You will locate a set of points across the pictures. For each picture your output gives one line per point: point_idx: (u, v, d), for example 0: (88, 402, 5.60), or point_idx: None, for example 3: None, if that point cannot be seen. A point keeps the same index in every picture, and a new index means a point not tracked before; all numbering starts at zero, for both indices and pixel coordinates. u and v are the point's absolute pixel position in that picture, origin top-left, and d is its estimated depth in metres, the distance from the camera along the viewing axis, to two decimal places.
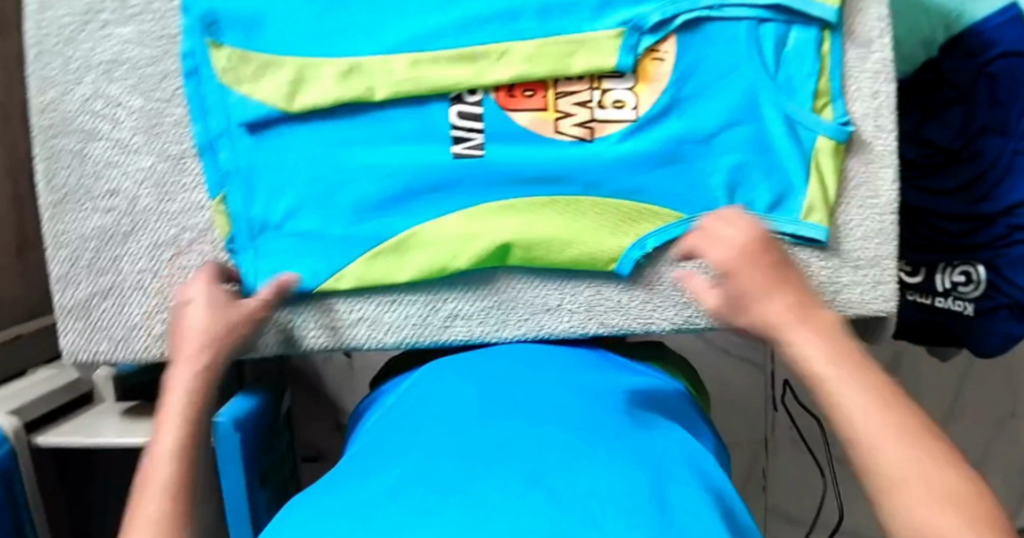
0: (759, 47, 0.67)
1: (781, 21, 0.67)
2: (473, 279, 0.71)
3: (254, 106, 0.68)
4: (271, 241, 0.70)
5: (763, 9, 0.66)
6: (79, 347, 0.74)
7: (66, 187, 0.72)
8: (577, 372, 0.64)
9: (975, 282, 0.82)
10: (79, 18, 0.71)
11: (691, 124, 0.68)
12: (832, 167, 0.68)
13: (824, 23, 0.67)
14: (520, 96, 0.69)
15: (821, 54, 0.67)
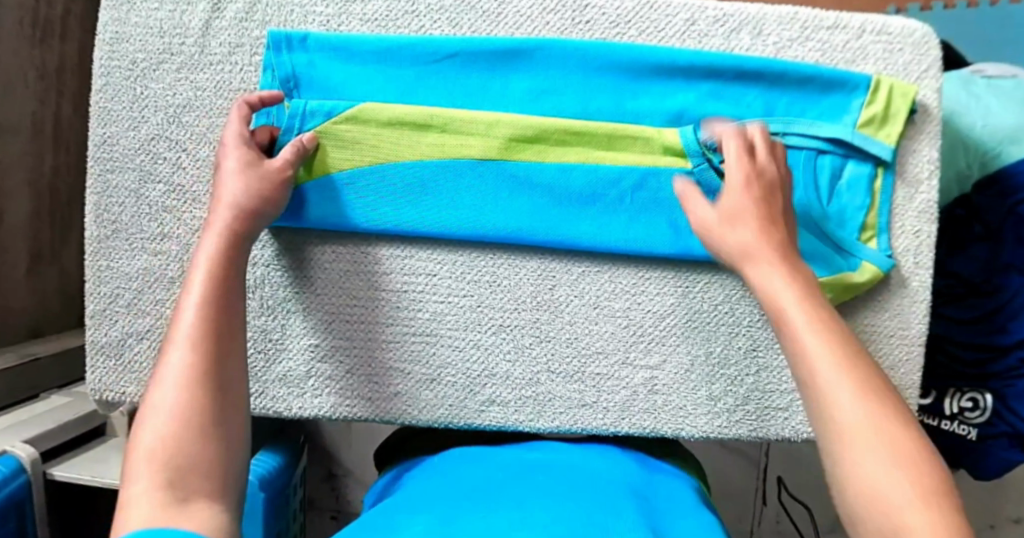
0: (816, 176, 0.70)
1: (839, 153, 0.70)
2: (515, 365, 0.69)
3: (323, 171, 0.67)
4: (308, 299, 0.69)
5: (824, 141, 0.69)
6: (105, 385, 0.72)
7: (117, 223, 0.71)
8: (606, 465, 0.63)
9: (982, 409, 0.85)
10: (156, 57, 0.71)
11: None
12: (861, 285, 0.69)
13: (878, 159, 0.70)
14: (582, 199, 0.68)
15: (872, 188, 0.70)
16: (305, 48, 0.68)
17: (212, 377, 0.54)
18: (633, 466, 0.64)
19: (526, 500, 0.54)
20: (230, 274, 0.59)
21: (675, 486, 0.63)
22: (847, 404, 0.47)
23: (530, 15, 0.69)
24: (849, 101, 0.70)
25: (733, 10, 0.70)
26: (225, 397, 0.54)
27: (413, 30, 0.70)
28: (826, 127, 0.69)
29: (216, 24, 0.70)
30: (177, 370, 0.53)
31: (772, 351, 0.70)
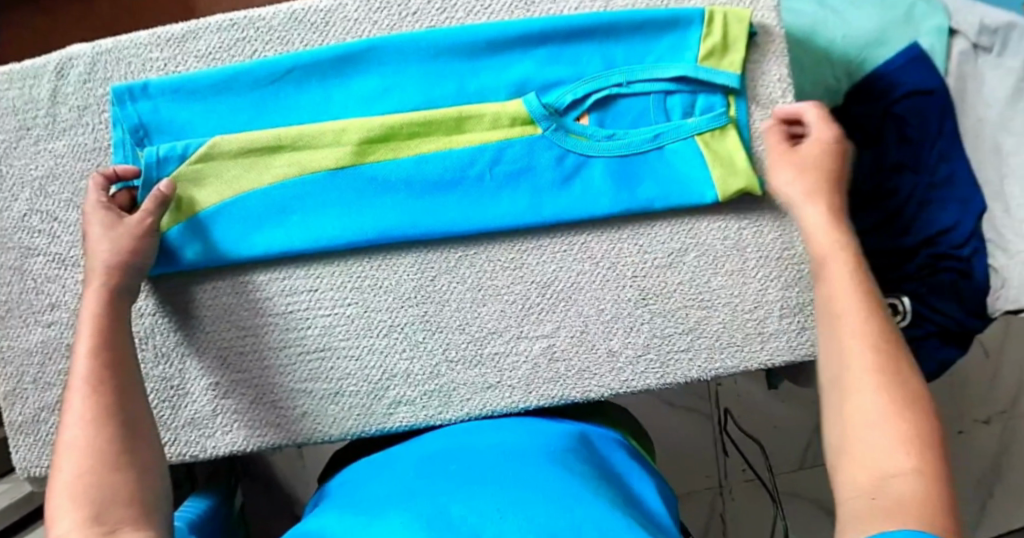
0: (667, 118, 0.70)
1: (687, 90, 0.70)
2: (413, 362, 0.70)
3: (188, 210, 0.68)
4: (199, 338, 0.70)
5: (669, 81, 0.70)
6: (30, 461, 0.74)
7: (8, 302, 0.73)
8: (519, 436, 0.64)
9: (902, 313, 0.82)
10: (12, 134, 0.72)
11: (605, 193, 0.69)
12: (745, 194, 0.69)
13: (727, 89, 0.70)
14: (443, 183, 0.69)
15: (728, 117, 0.70)
16: (146, 95, 0.69)
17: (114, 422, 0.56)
18: (546, 430, 0.65)
19: (450, 487, 0.54)
20: (115, 323, 0.61)
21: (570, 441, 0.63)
22: (847, 295, 0.57)
23: (357, 18, 0.70)
24: (686, 37, 0.70)
25: None
26: (132, 437, 0.56)
27: (249, 56, 0.70)
28: (669, 68, 0.70)
29: (63, 90, 0.72)
30: (76, 428, 0.55)
31: (663, 297, 0.70)
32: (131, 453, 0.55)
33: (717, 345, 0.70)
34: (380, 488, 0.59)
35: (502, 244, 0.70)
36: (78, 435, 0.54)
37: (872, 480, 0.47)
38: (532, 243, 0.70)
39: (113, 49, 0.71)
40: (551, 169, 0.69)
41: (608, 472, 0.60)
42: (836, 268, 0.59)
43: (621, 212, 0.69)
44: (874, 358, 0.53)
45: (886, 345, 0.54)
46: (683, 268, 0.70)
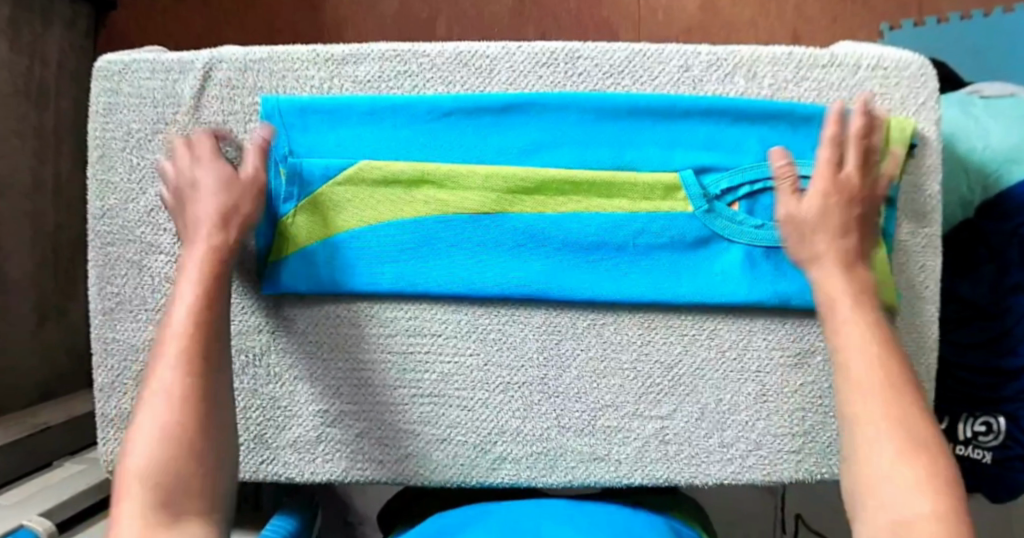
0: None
1: None
2: (524, 422, 0.69)
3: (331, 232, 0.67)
4: (319, 362, 0.69)
5: None
6: (116, 457, 0.72)
7: (120, 295, 0.71)
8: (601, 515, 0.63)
9: (995, 433, 0.86)
10: (150, 127, 0.71)
11: (742, 282, 0.68)
12: (887, 281, 0.68)
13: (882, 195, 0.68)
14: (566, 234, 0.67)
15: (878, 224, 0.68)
16: (302, 113, 0.68)
17: (202, 395, 0.54)
18: (628, 520, 0.64)
19: None
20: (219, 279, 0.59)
21: (636, 522, 0.62)
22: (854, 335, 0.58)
23: (522, 70, 0.69)
24: None
25: (726, 53, 0.69)
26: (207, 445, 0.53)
27: (406, 90, 0.69)
28: None
29: (210, 92, 0.70)
30: (166, 386, 0.54)
31: (782, 396, 0.69)
32: (210, 431, 0.53)
33: (828, 452, 0.70)
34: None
35: (631, 319, 0.69)
36: (166, 397, 0.53)
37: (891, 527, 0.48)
38: (662, 323, 0.69)
39: (270, 59, 0.70)
40: (692, 248, 0.68)
41: None
42: (863, 394, 0.54)
43: (755, 302, 0.68)
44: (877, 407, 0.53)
45: (920, 460, 0.50)
46: (808, 370, 0.69)
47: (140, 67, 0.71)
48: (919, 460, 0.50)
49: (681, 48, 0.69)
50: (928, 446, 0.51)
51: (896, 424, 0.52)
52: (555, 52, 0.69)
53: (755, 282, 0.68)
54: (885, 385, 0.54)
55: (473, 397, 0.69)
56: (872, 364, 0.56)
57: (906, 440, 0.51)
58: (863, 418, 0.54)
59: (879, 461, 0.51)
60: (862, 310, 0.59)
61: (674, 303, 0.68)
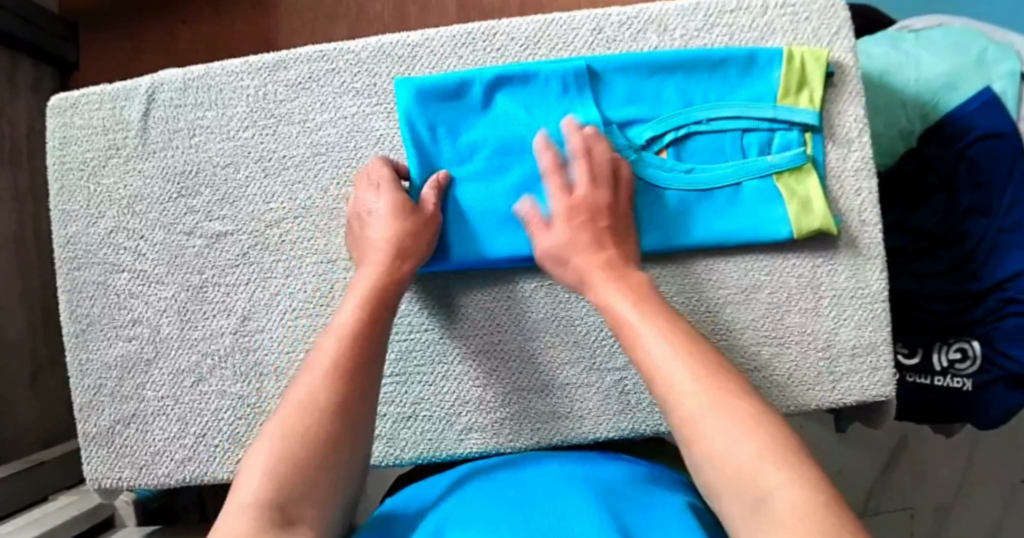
0: (745, 155, 0.70)
1: (765, 128, 0.70)
2: (485, 389, 0.70)
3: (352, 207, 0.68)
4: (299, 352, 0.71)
5: (747, 120, 0.70)
6: (101, 473, 0.75)
7: (90, 316, 0.75)
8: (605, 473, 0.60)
9: (971, 358, 0.83)
10: (103, 154, 0.75)
11: (676, 225, 0.69)
12: (822, 203, 0.69)
13: (805, 125, 0.70)
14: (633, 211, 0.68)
15: (804, 153, 0.70)
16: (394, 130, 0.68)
17: (354, 380, 0.57)
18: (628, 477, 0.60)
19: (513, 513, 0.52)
20: (383, 307, 0.62)
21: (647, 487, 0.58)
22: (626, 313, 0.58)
23: (442, 53, 0.72)
24: (768, 76, 0.70)
25: (635, 11, 0.72)
26: (350, 415, 0.56)
27: (335, 87, 0.72)
28: (750, 108, 0.70)
29: (153, 113, 0.74)
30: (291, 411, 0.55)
31: (737, 333, 0.71)
32: (350, 412, 0.56)
33: (789, 383, 0.71)
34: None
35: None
36: (304, 424, 0.54)
37: (736, 477, 0.47)
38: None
39: (205, 75, 0.73)
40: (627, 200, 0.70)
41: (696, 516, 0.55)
42: (653, 363, 0.54)
43: (687, 246, 0.70)
44: (711, 374, 0.52)
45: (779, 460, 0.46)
46: (756, 304, 0.71)
47: (88, 100, 0.75)
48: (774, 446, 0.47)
49: (592, 12, 0.72)
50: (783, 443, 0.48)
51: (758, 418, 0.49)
52: (472, 32, 0.72)
53: (685, 222, 0.70)
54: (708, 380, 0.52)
55: (433, 370, 0.71)
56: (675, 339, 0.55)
57: (761, 433, 0.48)
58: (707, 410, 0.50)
59: (736, 451, 0.48)
60: (635, 294, 0.59)
61: None
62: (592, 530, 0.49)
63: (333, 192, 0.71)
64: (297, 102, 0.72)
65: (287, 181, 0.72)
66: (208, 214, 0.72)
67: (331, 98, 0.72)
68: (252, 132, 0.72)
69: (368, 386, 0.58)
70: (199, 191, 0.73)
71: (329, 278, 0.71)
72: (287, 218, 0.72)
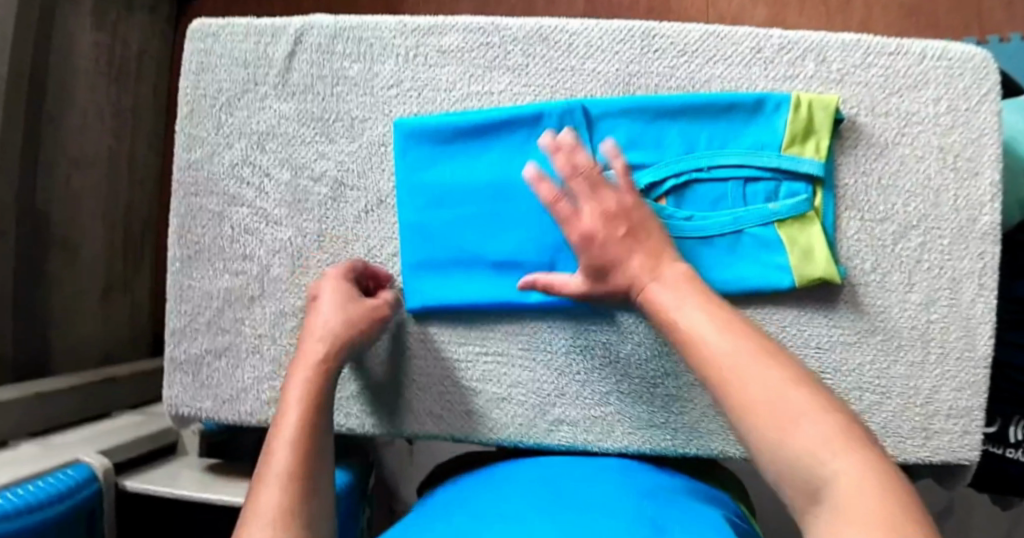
0: (817, 210, 0.70)
1: (806, 183, 0.69)
2: (584, 386, 0.71)
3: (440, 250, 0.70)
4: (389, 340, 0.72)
5: (819, 176, 0.69)
6: (182, 400, 0.75)
7: (199, 244, 0.74)
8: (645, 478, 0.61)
9: None
10: (239, 86, 0.74)
11: (771, 269, 0.69)
12: (824, 254, 0.68)
13: (812, 177, 0.69)
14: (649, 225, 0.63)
15: (814, 207, 0.69)
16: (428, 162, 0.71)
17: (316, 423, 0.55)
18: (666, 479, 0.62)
19: (558, 509, 0.50)
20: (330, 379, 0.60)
21: (690, 490, 0.61)
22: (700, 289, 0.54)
23: (599, 45, 0.71)
24: (813, 133, 0.69)
25: (796, 37, 0.71)
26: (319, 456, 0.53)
27: (486, 63, 0.71)
28: (812, 164, 0.69)
29: (298, 55, 0.73)
30: (291, 432, 0.53)
31: (839, 375, 0.71)
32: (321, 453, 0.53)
33: (883, 432, 0.71)
34: (480, 505, 0.55)
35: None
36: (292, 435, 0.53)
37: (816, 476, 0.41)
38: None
39: (359, 28, 0.72)
40: (749, 231, 0.69)
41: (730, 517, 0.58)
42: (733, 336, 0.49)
43: (791, 288, 0.69)
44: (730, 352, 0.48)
45: (831, 449, 0.41)
46: (865, 349, 0.71)
47: (233, 29, 0.75)
48: (837, 431, 0.42)
49: (754, 30, 0.71)
50: (849, 430, 0.42)
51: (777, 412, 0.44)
52: (632, 29, 0.71)
53: (786, 266, 0.68)
54: (760, 365, 0.47)
55: (536, 358, 0.71)
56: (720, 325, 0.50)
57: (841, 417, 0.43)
58: (782, 385, 0.45)
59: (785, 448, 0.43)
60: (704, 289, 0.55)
61: (729, 283, 0.69)
62: (646, 519, 0.48)
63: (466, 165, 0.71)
64: (445, 70, 0.72)
65: None
66: (338, 165, 0.72)
67: (481, 71, 0.71)
68: (395, 91, 0.72)
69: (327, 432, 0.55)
70: (333, 139, 0.73)
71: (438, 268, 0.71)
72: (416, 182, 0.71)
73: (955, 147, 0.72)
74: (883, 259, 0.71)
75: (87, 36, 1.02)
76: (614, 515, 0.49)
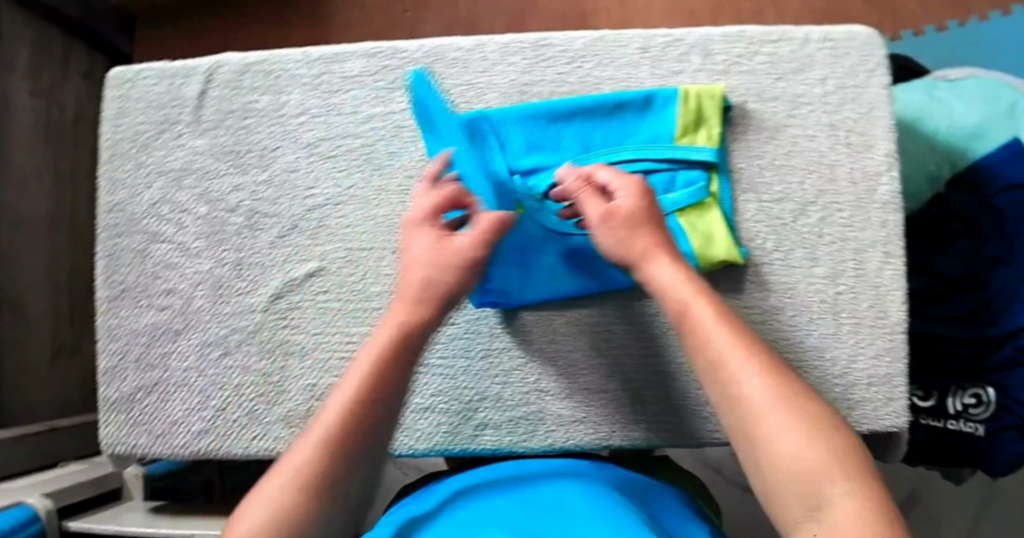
0: (716, 195, 0.72)
1: (700, 170, 0.71)
2: (504, 387, 0.73)
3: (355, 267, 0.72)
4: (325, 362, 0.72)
5: (712, 163, 0.71)
6: (116, 440, 0.76)
7: (124, 283, 0.76)
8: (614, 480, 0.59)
9: (985, 404, 0.83)
10: (154, 128, 0.77)
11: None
12: (725, 237, 0.70)
13: (707, 164, 0.71)
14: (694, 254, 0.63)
15: (710, 192, 0.71)
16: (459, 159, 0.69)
17: (351, 423, 0.54)
18: (636, 484, 0.60)
19: (516, 513, 0.48)
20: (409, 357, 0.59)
21: (657, 494, 0.60)
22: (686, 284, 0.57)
23: (493, 60, 0.74)
24: (703, 122, 0.71)
25: (680, 34, 0.74)
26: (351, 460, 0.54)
27: (388, 84, 0.74)
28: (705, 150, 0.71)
29: (209, 93, 0.76)
30: (312, 447, 0.53)
31: None
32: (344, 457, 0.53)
33: None
34: (470, 500, 0.53)
35: (603, 309, 0.72)
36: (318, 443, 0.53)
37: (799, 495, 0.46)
38: (633, 305, 0.72)
39: (265, 62, 0.75)
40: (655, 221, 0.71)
41: (686, 516, 0.57)
42: (731, 363, 0.51)
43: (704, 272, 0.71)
44: (764, 376, 0.50)
45: (836, 467, 0.46)
46: (776, 326, 0.72)
47: (147, 75, 0.78)
48: (829, 457, 0.46)
49: (639, 32, 0.74)
50: (827, 439, 0.47)
51: (841, 464, 0.46)
52: (523, 41, 0.74)
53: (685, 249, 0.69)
54: (788, 407, 0.49)
55: (455, 365, 0.73)
56: (749, 352, 0.52)
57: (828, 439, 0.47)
58: (772, 410, 0.49)
59: (783, 469, 0.47)
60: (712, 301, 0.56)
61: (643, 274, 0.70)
62: (596, 515, 0.47)
63: (373, 183, 0.73)
64: (349, 94, 0.74)
65: (330, 168, 0.74)
66: (252, 194, 0.74)
67: (384, 92, 0.74)
68: (303, 119, 0.74)
69: (379, 426, 0.56)
70: (246, 170, 0.75)
71: (353, 285, 0.72)
72: (327, 204, 0.73)
73: (847, 122, 0.73)
74: (784, 237, 0.73)
75: (24, 101, 1.05)
76: (567, 515, 0.47)
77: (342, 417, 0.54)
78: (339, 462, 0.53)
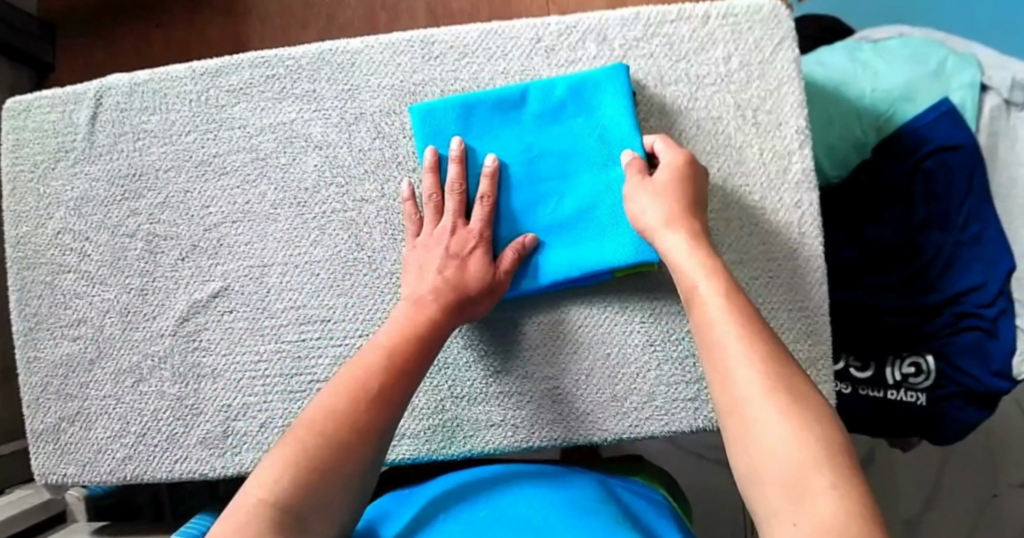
0: None
1: None
2: (418, 397, 0.72)
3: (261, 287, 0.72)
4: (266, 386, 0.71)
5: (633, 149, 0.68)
6: (47, 468, 0.76)
7: (37, 315, 0.76)
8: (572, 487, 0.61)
9: (925, 372, 0.81)
10: (50, 156, 0.76)
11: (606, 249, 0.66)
12: None
13: None
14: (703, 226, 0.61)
15: None
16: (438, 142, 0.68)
17: (357, 410, 0.55)
18: (593, 486, 0.63)
19: None
20: (408, 353, 0.60)
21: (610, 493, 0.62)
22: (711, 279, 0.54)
23: (381, 61, 0.71)
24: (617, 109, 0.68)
25: (574, 21, 0.71)
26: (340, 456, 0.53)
27: (277, 94, 0.72)
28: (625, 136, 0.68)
29: (100, 118, 0.75)
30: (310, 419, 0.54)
31: (670, 345, 0.70)
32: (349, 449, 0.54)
33: None
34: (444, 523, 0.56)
35: (514, 309, 0.71)
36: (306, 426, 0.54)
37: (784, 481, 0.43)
38: (539, 303, 0.71)
39: (152, 81, 0.74)
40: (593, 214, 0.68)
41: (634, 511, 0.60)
42: (722, 346, 0.50)
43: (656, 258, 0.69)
44: (747, 346, 0.49)
45: (817, 463, 0.43)
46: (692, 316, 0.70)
47: (38, 104, 0.77)
48: (813, 443, 0.44)
49: (531, 22, 0.71)
50: (823, 431, 0.44)
51: (824, 452, 0.43)
52: (410, 39, 0.71)
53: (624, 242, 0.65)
54: (779, 404, 0.45)
55: None
56: (743, 344, 0.49)
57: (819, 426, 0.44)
58: (748, 398, 0.46)
59: (769, 456, 0.44)
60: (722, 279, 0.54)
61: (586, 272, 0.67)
62: None
63: (270, 197, 0.72)
64: (237, 108, 0.72)
65: (227, 186, 0.72)
66: (150, 218, 0.73)
67: (271, 104, 0.72)
68: (196, 138, 0.73)
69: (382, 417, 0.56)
70: (142, 194, 0.74)
71: (260, 303, 0.72)
72: (226, 222, 0.72)
73: (753, 101, 0.71)
74: None
75: None
76: None
77: (346, 390, 0.56)
78: (345, 448, 0.53)
